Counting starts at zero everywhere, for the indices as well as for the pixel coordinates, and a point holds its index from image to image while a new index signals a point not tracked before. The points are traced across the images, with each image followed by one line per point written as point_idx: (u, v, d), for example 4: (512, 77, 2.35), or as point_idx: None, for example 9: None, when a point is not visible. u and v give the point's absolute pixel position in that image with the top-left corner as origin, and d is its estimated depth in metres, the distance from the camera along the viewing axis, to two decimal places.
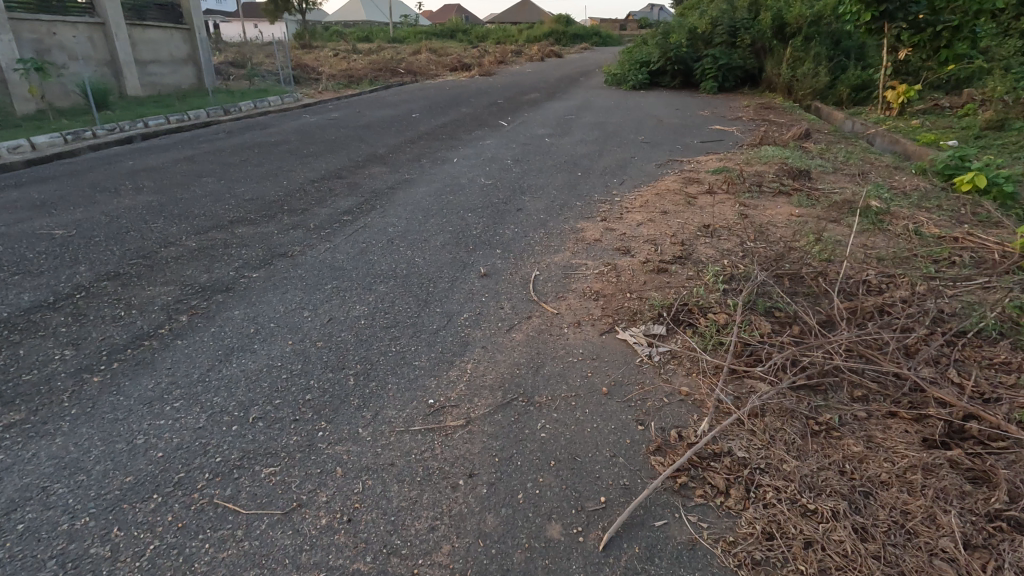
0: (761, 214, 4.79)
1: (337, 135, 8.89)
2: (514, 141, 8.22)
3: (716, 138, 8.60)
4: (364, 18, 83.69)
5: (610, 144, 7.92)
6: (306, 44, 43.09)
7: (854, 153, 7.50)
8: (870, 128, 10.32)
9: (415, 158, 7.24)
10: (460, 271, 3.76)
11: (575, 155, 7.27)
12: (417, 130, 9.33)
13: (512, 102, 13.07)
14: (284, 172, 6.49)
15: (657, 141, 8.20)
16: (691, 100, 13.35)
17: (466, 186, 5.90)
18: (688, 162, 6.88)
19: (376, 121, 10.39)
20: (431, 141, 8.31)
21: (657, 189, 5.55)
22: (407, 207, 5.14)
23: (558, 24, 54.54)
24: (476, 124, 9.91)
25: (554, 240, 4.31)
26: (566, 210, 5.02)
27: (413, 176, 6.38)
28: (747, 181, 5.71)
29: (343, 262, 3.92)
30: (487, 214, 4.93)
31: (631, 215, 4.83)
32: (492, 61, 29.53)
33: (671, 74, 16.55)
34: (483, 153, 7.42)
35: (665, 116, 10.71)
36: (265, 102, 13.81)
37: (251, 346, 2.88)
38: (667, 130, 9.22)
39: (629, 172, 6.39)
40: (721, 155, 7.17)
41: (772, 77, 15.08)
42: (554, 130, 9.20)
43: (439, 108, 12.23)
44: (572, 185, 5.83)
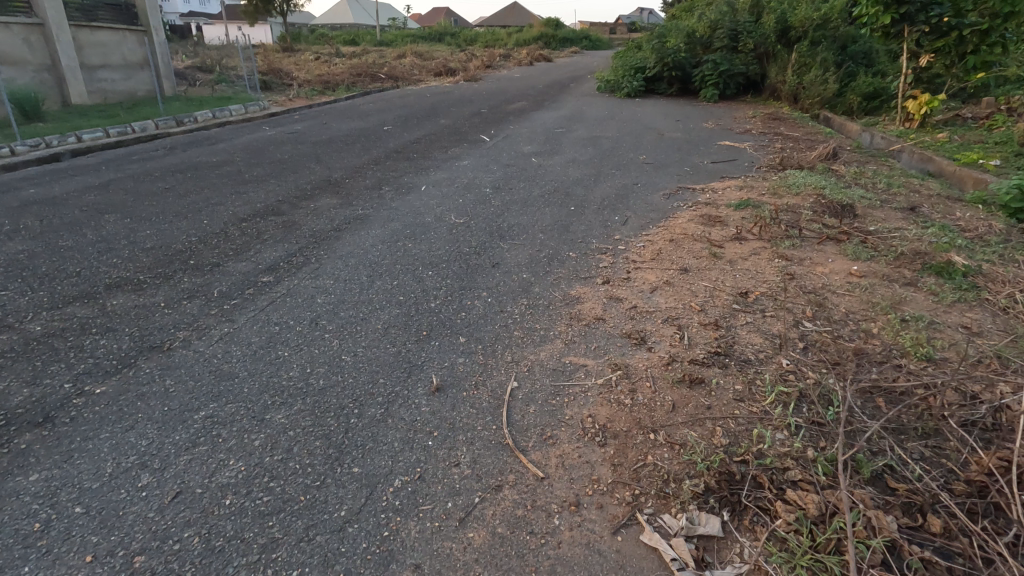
0: (810, 273, 3.67)
1: (294, 153, 7.72)
2: (496, 162, 7.09)
3: (727, 156, 7.51)
4: (350, 21, 82.10)
5: (609, 167, 6.79)
6: (287, 48, 41.54)
7: (892, 177, 6.43)
8: (893, 143, 9.30)
9: (375, 185, 6.07)
10: (401, 380, 2.59)
11: (566, 181, 6.14)
12: (385, 147, 8.15)
13: (497, 112, 11.94)
14: (211, 206, 5.31)
15: (662, 162, 7.07)
16: (692, 110, 12.29)
17: (431, 225, 4.75)
18: (702, 190, 5.76)
19: (341, 135, 9.18)
20: (399, 161, 7.15)
21: (670, 233, 4.42)
22: (349, 261, 3.97)
23: (547, 27, 53.51)
24: (455, 139, 8.75)
25: (538, 318, 3.16)
26: (556, 264, 3.90)
27: (370, 210, 5.20)
28: (781, 221, 4.60)
29: (238, 364, 2.75)
30: (453, 272, 3.79)
31: (642, 275, 3.70)
32: (479, 66, 28.22)
33: (668, 81, 15.47)
34: (456, 179, 6.27)
35: (667, 129, 9.58)
36: (225, 111, 12.56)
37: (18, 567, 1.70)
38: (671, 146, 8.12)
39: (632, 205, 5.25)
40: (740, 180, 6.08)
41: (776, 84, 14.06)
42: (542, 147, 8.05)
43: (415, 119, 11.04)
44: (563, 226, 4.70)
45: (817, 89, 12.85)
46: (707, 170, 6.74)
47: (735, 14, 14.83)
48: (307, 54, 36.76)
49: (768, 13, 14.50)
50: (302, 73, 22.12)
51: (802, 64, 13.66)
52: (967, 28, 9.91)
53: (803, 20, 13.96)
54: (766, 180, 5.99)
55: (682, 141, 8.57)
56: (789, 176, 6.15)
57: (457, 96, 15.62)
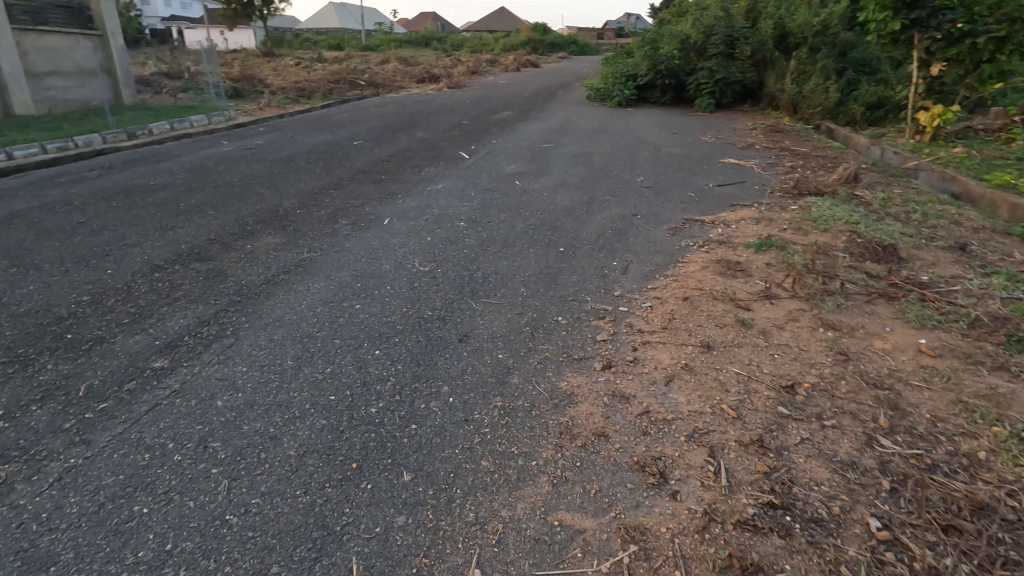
0: (868, 352, 2.86)
1: (246, 175, 6.81)
2: (475, 186, 6.25)
3: (734, 177, 6.74)
4: (335, 25, 80.95)
5: (603, 192, 5.96)
6: (267, 52, 40.38)
7: (923, 203, 5.69)
8: (908, 158, 8.62)
9: (332, 216, 5.20)
10: (308, 567, 1.73)
11: (554, 211, 5.29)
12: (352, 166, 7.29)
13: (480, 123, 11.11)
14: (126, 247, 4.40)
15: (662, 185, 6.26)
16: (689, 121, 11.55)
17: (388, 275, 3.88)
18: (711, 223, 4.97)
19: (305, 152, 8.27)
20: (365, 186, 6.27)
21: (682, 287, 3.60)
22: (275, 335, 3.08)
23: (534, 32, 52.93)
24: (431, 156, 7.90)
25: (516, 433, 2.31)
26: (541, 338, 3.05)
27: (318, 252, 4.33)
28: (814, 268, 3.81)
29: (67, 535, 1.85)
30: (407, 351, 2.92)
31: (652, 354, 2.87)
32: (465, 72, 27.38)
33: (661, 89, 14.72)
34: (427, 208, 5.41)
35: (664, 144, 8.79)
36: (184, 122, 11.59)
37: None
38: (670, 165, 7.33)
39: (633, 245, 4.42)
40: (755, 209, 5.30)
41: (775, 93, 13.36)
42: (527, 166, 7.21)
43: (391, 132, 10.15)
44: (551, 276, 3.85)
45: (819, 98, 12.19)
46: (714, 195, 5.94)
47: (731, 19, 14.08)
48: (287, 59, 35.66)
49: (765, 18, 13.78)
50: (276, 80, 21.09)
51: (801, 72, 12.99)
52: (982, 35, 9.16)
53: (802, 26, 13.27)
54: (785, 209, 5.21)
55: (683, 158, 7.77)
56: (809, 202, 5.38)
57: (438, 105, 14.73)
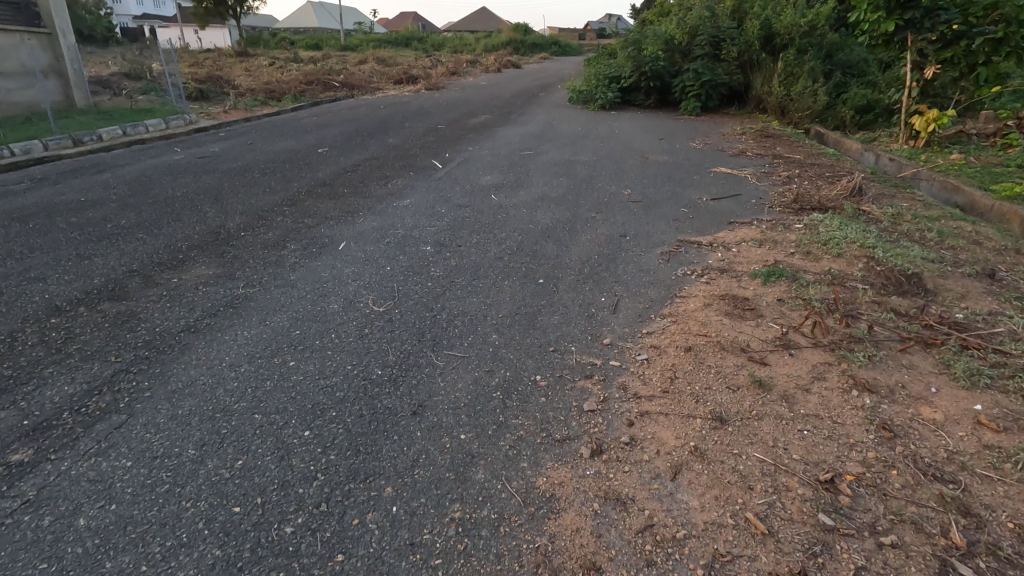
0: (917, 425, 2.33)
1: (192, 189, 6.12)
2: (446, 201, 5.65)
3: (728, 188, 6.24)
4: (313, 25, 79.55)
5: (588, 208, 5.40)
6: (241, 53, 39.22)
7: (933, 218, 5.24)
8: (905, 165, 8.23)
9: (281, 240, 4.57)
10: None
11: (533, 232, 4.71)
12: (313, 178, 6.65)
13: (457, 128, 10.51)
14: (28, 283, 3.72)
15: (652, 199, 5.73)
16: (675, 125, 11.08)
17: (334, 318, 3.26)
18: (709, 246, 4.44)
19: (264, 161, 7.59)
20: (324, 202, 5.64)
21: (684, 333, 3.04)
22: (180, 408, 2.45)
23: (516, 33, 52.49)
24: (400, 166, 7.29)
25: (478, 566, 1.72)
26: (514, 408, 2.47)
27: (257, 287, 3.70)
28: (833, 306, 3.29)
29: None
30: (346, 432, 2.32)
31: (653, 431, 2.31)
32: (444, 74, 26.72)
33: (645, 91, 14.23)
34: (390, 229, 4.80)
35: (651, 151, 8.27)
36: (138, 126, 10.80)
37: None
38: (659, 174, 6.81)
39: (622, 275, 3.86)
40: (756, 228, 4.79)
41: (762, 96, 12.97)
42: (505, 177, 6.62)
43: (361, 138, 9.49)
44: (528, 318, 3.27)
45: (807, 101, 11.81)
46: (709, 210, 5.42)
47: (717, 19, 13.64)
48: (261, 60, 34.62)
49: (751, 18, 13.38)
50: (245, 81, 20.20)
51: (789, 75, 12.61)
52: (978, 37, 8.81)
53: (789, 27, 12.89)
54: (789, 228, 4.71)
55: (672, 167, 7.25)
56: (814, 220, 4.89)
57: (415, 108, 14.06)
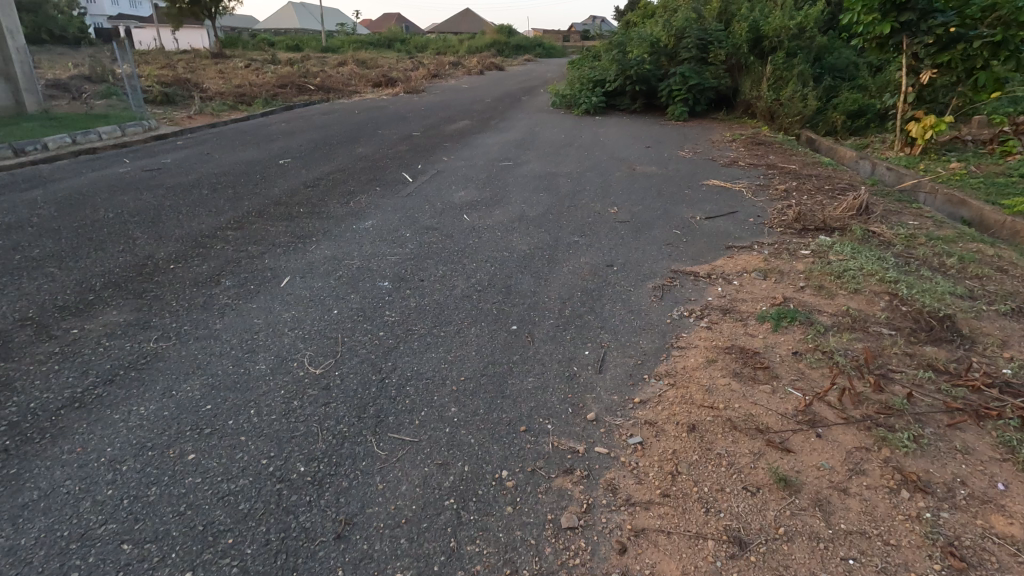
0: (994, 547, 1.78)
1: (128, 209, 5.46)
2: (413, 222, 5.08)
3: (722, 205, 5.73)
4: (295, 26, 78.33)
5: (570, 230, 4.86)
6: (217, 54, 38.18)
7: (948, 239, 4.77)
8: (905, 175, 7.81)
9: (216, 275, 3.95)
10: None
11: (507, 262, 4.15)
12: (267, 195, 6.02)
13: (433, 135, 9.92)
14: None
15: (641, 219, 5.20)
16: (662, 132, 10.60)
17: (259, 384, 2.66)
18: (706, 278, 3.91)
19: (217, 174, 6.93)
20: (275, 225, 5.04)
21: (684, 403, 2.49)
22: (23, 536, 1.85)
23: (500, 35, 51.93)
24: (367, 180, 6.68)
25: None
26: (471, 526, 1.90)
27: (174, 339, 3.09)
28: (859, 362, 2.77)
29: None
30: (240, 575, 1.73)
31: (652, 564, 1.75)
32: (426, 77, 26.13)
33: (630, 96, 13.75)
34: (344, 259, 4.21)
35: (638, 162, 7.76)
36: (90, 134, 10.06)
37: None
38: (647, 188, 6.29)
39: (608, 319, 3.31)
40: (758, 255, 4.28)
41: (751, 100, 12.55)
42: (480, 193, 6.06)
43: (329, 147, 8.86)
44: (495, 380, 2.70)
45: (797, 106, 11.42)
46: (704, 232, 4.89)
47: (703, 21, 13.20)
48: (237, 61, 33.71)
49: (739, 20, 12.96)
50: (215, 84, 19.38)
51: (778, 79, 12.22)
52: (976, 40, 8.34)
53: (778, 29, 12.49)
54: (794, 255, 4.21)
55: (662, 180, 6.75)
56: (822, 243, 4.41)
57: (391, 113, 13.43)
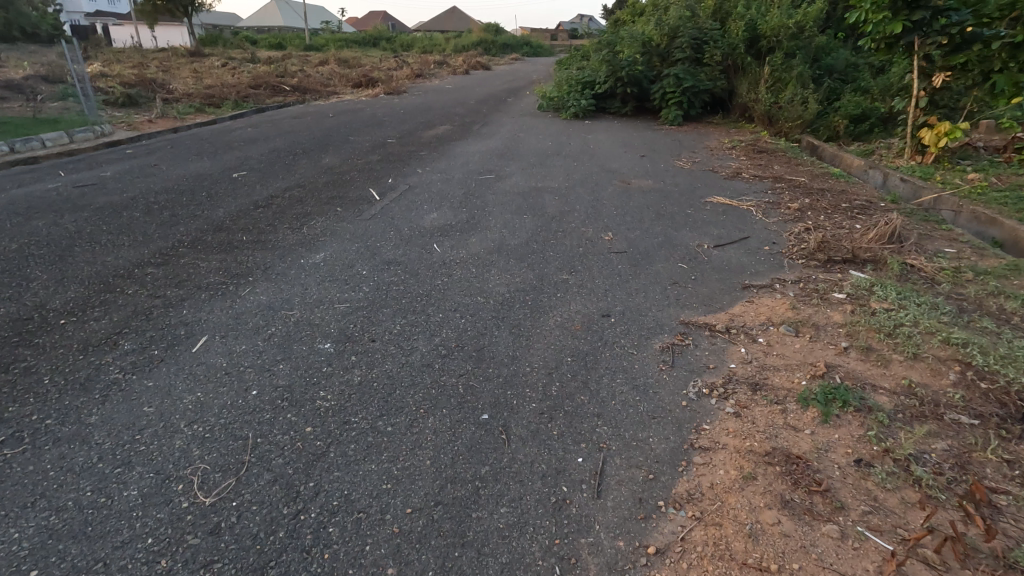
0: None
1: (37, 238, 4.63)
2: (372, 255, 4.31)
3: (730, 229, 5.04)
4: (277, 24, 76.79)
5: (557, 265, 4.12)
6: (193, 53, 36.89)
7: (998, 271, 4.10)
8: (923, 188, 7.17)
9: (116, 334, 3.16)
10: None
11: (481, 311, 3.41)
12: (209, 218, 5.22)
13: (409, 143, 9.13)
14: None
15: (640, 249, 4.48)
16: (656, 138, 9.90)
17: (119, 527, 1.89)
18: (724, 333, 3.19)
19: (157, 191, 6.09)
20: (208, 260, 4.24)
21: (719, 561, 1.76)
22: None
23: (487, 33, 51.17)
24: (328, 198, 5.90)
25: None
26: None
27: (29, 442, 2.30)
28: (946, 478, 2.06)
29: None
30: None
31: None
32: (408, 78, 25.21)
33: (621, 98, 13.03)
34: (280, 309, 3.44)
35: (632, 174, 7.04)
36: (30, 141, 9.14)
37: None
38: (644, 208, 5.58)
39: (606, 401, 2.57)
40: (782, 299, 3.58)
41: (748, 103, 11.90)
42: (454, 216, 5.30)
43: (293, 157, 8.04)
44: (454, 514, 1.96)
45: (797, 110, 10.79)
46: (714, 266, 4.18)
47: (698, 19, 12.50)
48: (212, 61, 32.51)
49: (734, 19, 12.30)
50: (183, 85, 18.33)
51: (776, 81, 11.59)
52: (993, 41, 7.80)
53: (775, 29, 11.87)
54: (825, 300, 3.51)
55: (661, 197, 6.04)
56: (855, 281, 3.72)
57: (367, 117, 12.57)
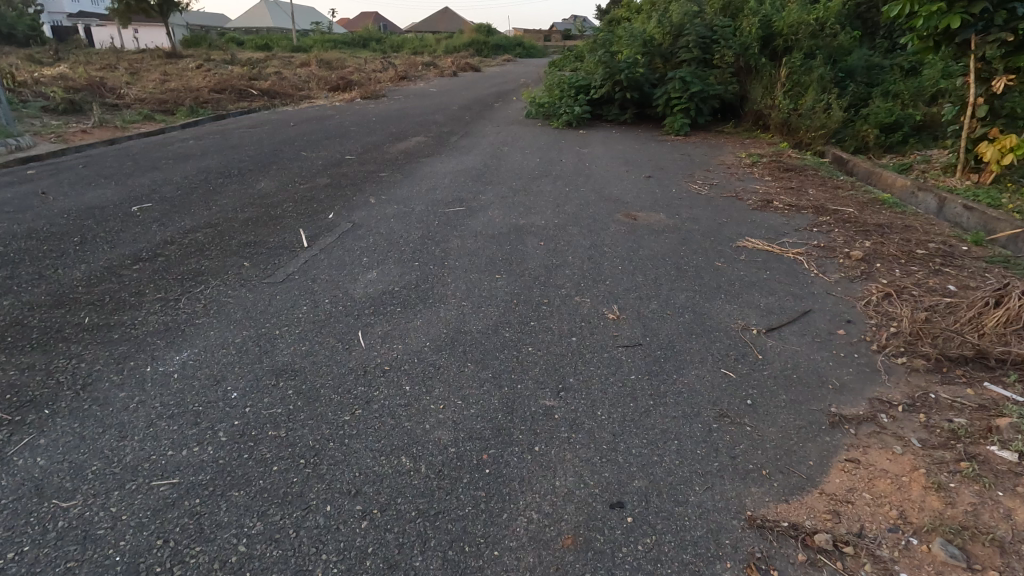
0: None
1: None
2: (260, 355, 2.87)
3: (780, 297, 3.64)
4: (264, 25, 75.03)
5: (537, 377, 2.70)
6: (169, 55, 35.21)
7: None
8: (998, 217, 5.77)
9: None
10: None
11: (401, 497, 1.98)
12: (60, 283, 3.76)
13: (370, 161, 7.70)
14: None
15: (660, 339, 3.06)
16: (663, 153, 8.50)
17: None
18: (831, 558, 1.77)
19: (16, 235, 4.62)
20: (4, 366, 2.78)
21: None
22: None
23: (479, 34, 49.84)
24: (240, 246, 4.46)
25: None
26: None
27: None
28: None
29: None
30: None
31: None
32: (390, 80, 23.66)
33: (620, 104, 11.57)
34: (49, 494, 1.98)
35: (638, 205, 5.63)
36: None
37: None
38: (658, 260, 4.17)
39: None
40: (906, 459, 2.17)
41: (763, 110, 10.53)
42: (400, 276, 3.87)
43: (222, 181, 6.57)
44: None
45: (821, 119, 9.42)
46: (776, 375, 2.76)
47: (705, 16, 11.13)
48: (187, 62, 30.87)
49: (747, 14, 10.93)
50: (140, 89, 16.80)
51: (795, 85, 10.24)
52: None
53: (794, 26, 10.60)
54: (981, 465, 2.11)
55: (679, 240, 4.63)
56: (1013, 418, 2.32)
57: (332, 127, 11.10)
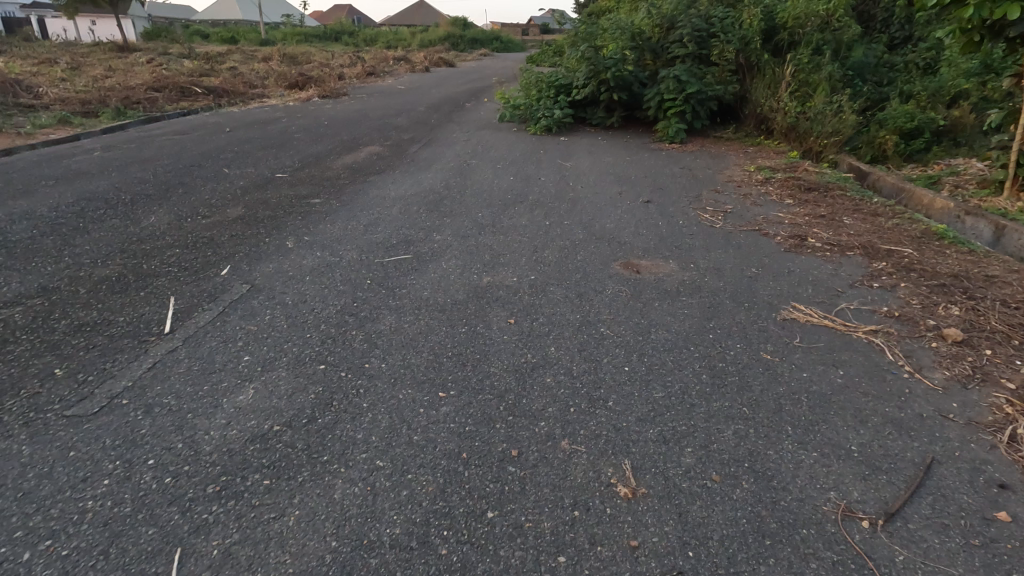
0: None
1: None
2: None
3: (875, 427, 2.37)
4: (231, 17, 72.20)
5: None
6: (121, 49, 32.86)
7: None
8: None
9: None
10: None
11: None
12: None
13: (306, 181, 6.29)
14: None
15: (713, 553, 1.77)
16: (658, 167, 7.21)
17: None
18: None
19: None
20: None
21: None
22: None
23: (453, 27, 48.30)
24: (69, 333, 3.04)
25: None
26: None
27: None
28: None
29: None
30: None
31: None
32: (356, 77, 21.96)
33: (605, 106, 10.26)
34: None
35: (639, 249, 4.33)
36: None
37: None
38: (678, 352, 2.88)
39: None
40: None
41: (766, 112, 9.30)
42: (291, 394, 2.51)
43: (102, 213, 5.09)
44: None
45: (835, 124, 8.22)
46: None
47: (700, 6, 9.85)
48: (137, 56, 28.70)
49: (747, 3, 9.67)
50: (66, 87, 14.93)
51: (803, 85, 9.03)
52: None
53: (801, 18, 9.42)
54: None
55: (702, 312, 3.33)
56: None
57: (274, 132, 9.56)
